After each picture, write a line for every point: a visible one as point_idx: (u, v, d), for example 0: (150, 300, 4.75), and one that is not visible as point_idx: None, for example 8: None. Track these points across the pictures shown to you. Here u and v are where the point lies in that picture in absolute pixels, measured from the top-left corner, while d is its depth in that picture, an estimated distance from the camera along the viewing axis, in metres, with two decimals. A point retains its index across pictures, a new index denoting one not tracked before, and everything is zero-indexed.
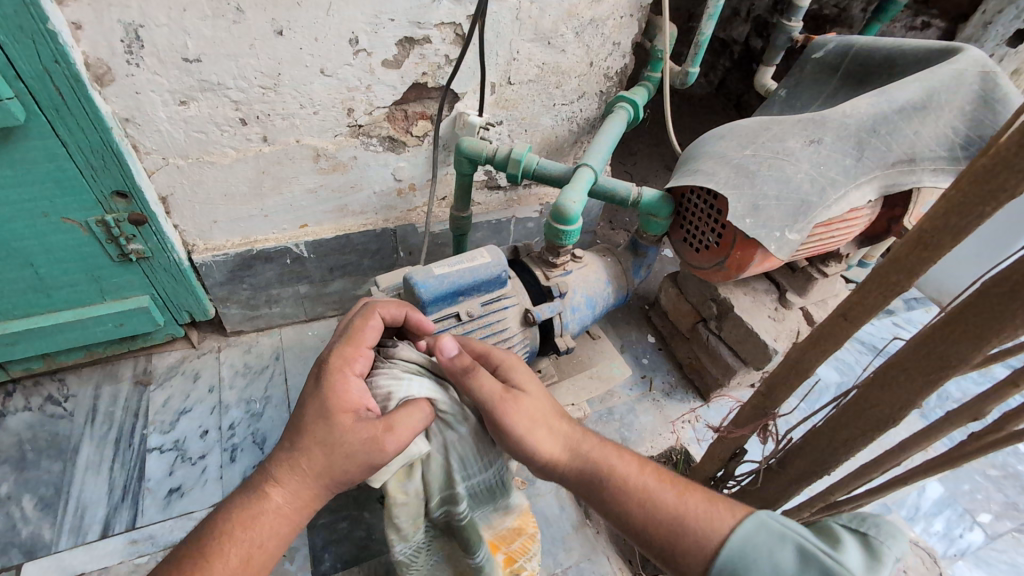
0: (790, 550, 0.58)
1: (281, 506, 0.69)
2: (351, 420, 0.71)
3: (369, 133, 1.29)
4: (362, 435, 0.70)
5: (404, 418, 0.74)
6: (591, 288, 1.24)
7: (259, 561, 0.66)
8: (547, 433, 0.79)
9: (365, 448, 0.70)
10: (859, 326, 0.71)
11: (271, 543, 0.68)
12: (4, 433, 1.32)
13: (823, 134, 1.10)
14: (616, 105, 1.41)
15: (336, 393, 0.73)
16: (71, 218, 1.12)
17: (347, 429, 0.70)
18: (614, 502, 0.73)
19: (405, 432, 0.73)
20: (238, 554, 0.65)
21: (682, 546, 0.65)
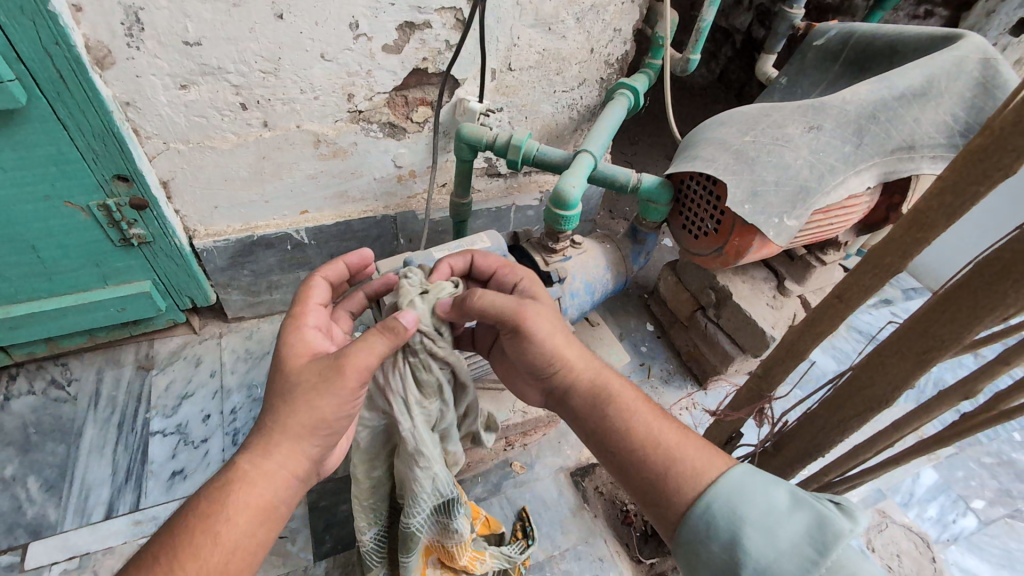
0: (782, 493, 0.63)
1: (247, 473, 0.68)
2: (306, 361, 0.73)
3: (369, 119, 1.29)
4: (317, 370, 0.70)
5: (360, 348, 0.70)
6: (590, 274, 1.25)
7: (225, 532, 0.64)
8: (563, 343, 0.82)
9: (322, 379, 0.70)
10: (855, 307, 0.71)
11: (243, 515, 0.66)
12: (8, 416, 1.34)
13: (823, 120, 1.10)
14: (616, 92, 1.41)
15: (291, 345, 0.75)
16: (73, 202, 1.12)
17: (301, 369, 0.72)
18: (615, 426, 0.76)
19: (361, 364, 0.70)
20: (205, 525, 0.64)
21: (679, 478, 0.68)
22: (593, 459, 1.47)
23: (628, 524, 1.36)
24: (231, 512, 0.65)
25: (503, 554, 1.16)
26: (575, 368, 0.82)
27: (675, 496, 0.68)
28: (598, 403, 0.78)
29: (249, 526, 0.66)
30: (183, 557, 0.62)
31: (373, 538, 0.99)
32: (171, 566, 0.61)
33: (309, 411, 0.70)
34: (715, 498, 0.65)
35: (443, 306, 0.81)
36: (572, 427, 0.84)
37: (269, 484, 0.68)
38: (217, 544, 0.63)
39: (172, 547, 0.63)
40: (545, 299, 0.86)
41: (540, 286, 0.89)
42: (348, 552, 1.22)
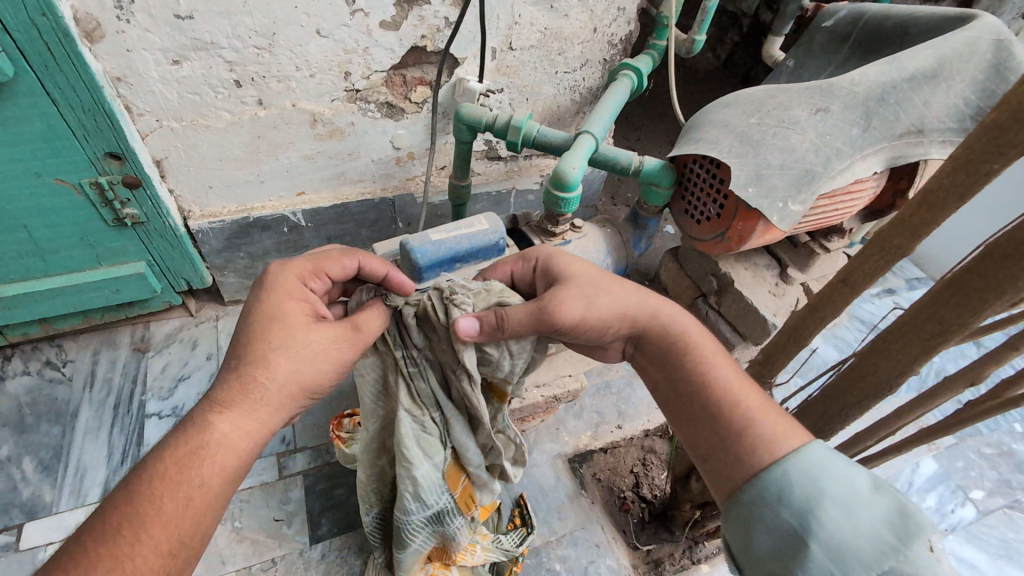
0: (865, 476, 0.60)
1: (223, 436, 0.65)
2: (310, 324, 0.72)
3: (366, 98, 1.26)
4: (327, 336, 0.72)
5: (366, 319, 0.76)
6: (590, 258, 1.21)
7: (198, 496, 0.63)
8: (611, 306, 0.81)
9: (333, 346, 0.72)
10: (860, 292, 0.70)
11: (215, 481, 0.65)
12: (3, 396, 1.33)
13: (830, 102, 1.08)
14: (619, 73, 1.38)
15: (289, 303, 0.73)
16: (64, 180, 1.10)
17: (310, 330, 0.72)
18: (689, 386, 0.74)
19: (369, 331, 0.76)
20: (173, 494, 0.62)
21: (752, 440, 0.66)
22: (591, 446, 1.47)
23: (625, 511, 1.36)
24: (204, 480, 0.64)
25: (499, 546, 1.13)
26: (644, 322, 0.82)
27: (746, 459, 0.65)
28: (673, 361, 0.78)
29: (221, 489, 0.65)
30: (150, 526, 0.60)
31: (372, 519, 1.05)
32: (138, 529, 0.60)
33: (310, 374, 0.71)
34: (793, 465, 0.62)
35: (468, 331, 0.74)
36: (644, 382, 0.84)
37: (243, 448, 0.67)
38: (187, 512, 0.62)
39: (137, 513, 0.60)
40: (579, 271, 0.83)
41: (575, 258, 0.87)
42: (345, 536, 1.22)
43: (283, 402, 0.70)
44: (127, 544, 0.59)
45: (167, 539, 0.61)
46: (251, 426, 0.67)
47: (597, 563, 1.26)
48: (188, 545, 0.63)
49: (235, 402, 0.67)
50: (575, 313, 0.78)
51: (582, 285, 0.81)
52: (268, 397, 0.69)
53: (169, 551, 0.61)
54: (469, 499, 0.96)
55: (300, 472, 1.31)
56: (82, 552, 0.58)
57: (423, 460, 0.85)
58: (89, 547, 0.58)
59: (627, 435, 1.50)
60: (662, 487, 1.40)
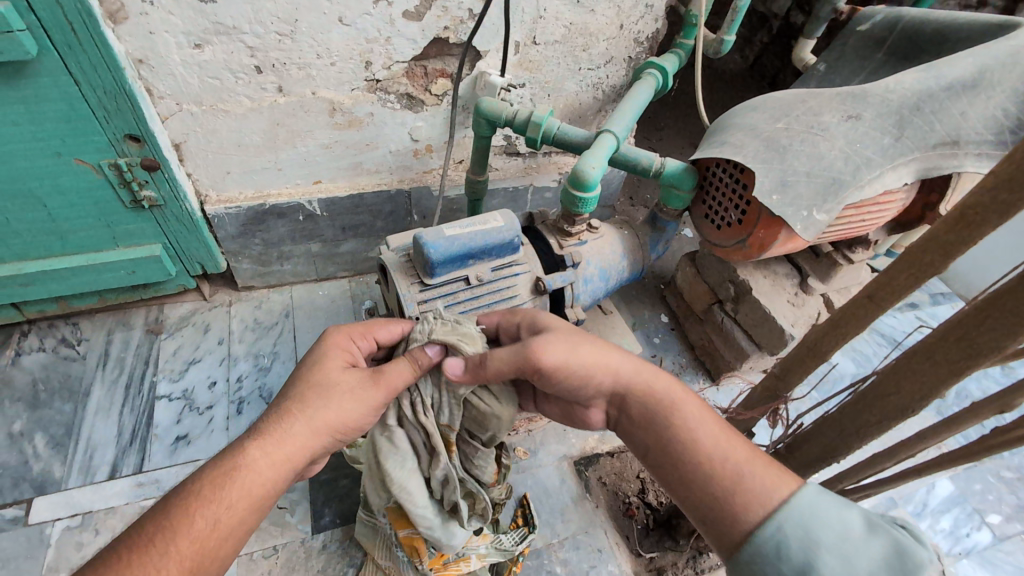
0: (857, 515, 0.59)
1: (253, 459, 0.68)
2: (343, 369, 0.78)
3: (387, 89, 1.25)
4: (355, 376, 0.77)
5: (394, 370, 0.79)
6: (606, 260, 1.18)
7: (225, 518, 0.65)
8: (590, 362, 0.78)
9: (361, 386, 0.76)
10: (886, 308, 0.67)
11: (243, 503, 0.66)
12: (18, 371, 1.35)
13: (862, 110, 1.04)
14: (644, 71, 1.34)
15: (333, 351, 0.80)
16: (83, 160, 1.11)
17: (340, 372, 0.77)
18: (673, 442, 0.71)
19: (395, 378, 0.78)
20: (204, 512, 0.64)
21: (745, 496, 0.64)
22: (598, 450, 1.45)
23: (630, 517, 1.34)
24: (232, 500, 0.65)
25: (498, 548, 1.12)
26: (627, 375, 0.78)
27: (740, 519, 0.63)
28: (655, 415, 0.74)
29: (247, 515, 0.66)
30: (177, 542, 0.61)
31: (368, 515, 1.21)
32: (167, 543, 0.61)
33: (339, 411, 0.74)
34: (786, 518, 0.60)
35: (451, 373, 0.80)
36: (626, 439, 0.80)
37: (275, 476, 0.69)
38: (214, 533, 0.64)
39: (167, 528, 0.62)
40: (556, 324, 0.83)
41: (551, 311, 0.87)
42: (347, 527, 1.22)
43: (315, 435, 0.73)
44: (154, 554, 0.60)
45: (191, 557, 0.62)
46: (284, 453, 0.70)
47: (598, 568, 1.25)
48: (208, 567, 0.63)
49: (271, 428, 0.71)
50: (559, 354, 0.77)
51: (565, 335, 0.80)
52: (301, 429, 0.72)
53: (189, 570, 0.61)
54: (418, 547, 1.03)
55: None
56: (112, 561, 0.59)
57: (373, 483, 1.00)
58: (119, 557, 0.59)
59: None
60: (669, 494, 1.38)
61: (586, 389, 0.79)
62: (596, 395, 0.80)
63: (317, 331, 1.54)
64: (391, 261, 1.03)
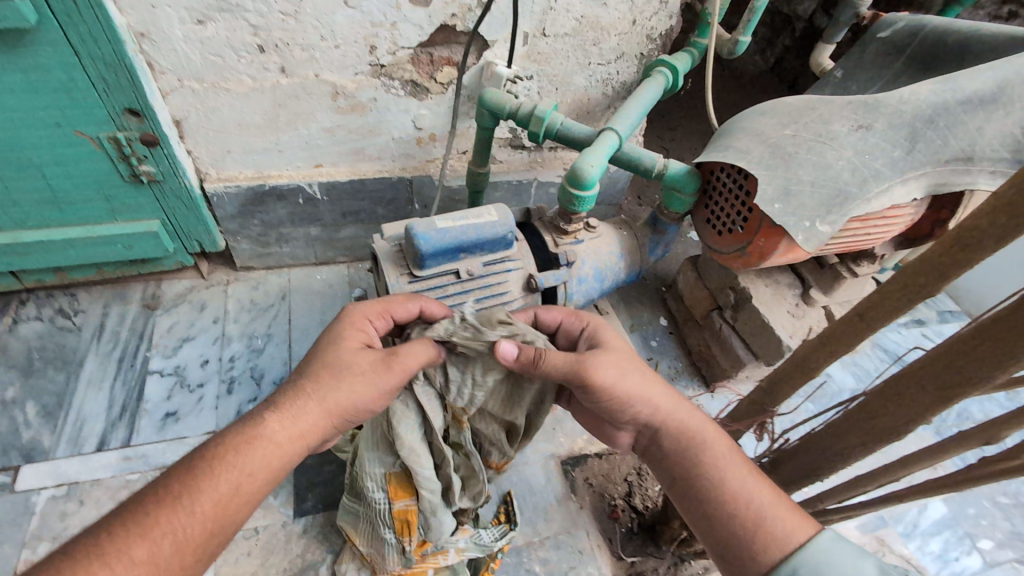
0: (871, 564, 0.60)
1: (275, 431, 0.69)
2: (355, 350, 0.77)
3: (391, 74, 1.23)
4: (367, 359, 0.75)
5: (410, 352, 0.77)
6: (602, 261, 1.16)
7: (246, 484, 0.66)
8: (638, 386, 0.78)
9: (373, 370, 0.75)
10: (876, 329, 0.65)
11: (261, 475, 0.67)
12: (15, 339, 1.36)
13: (874, 120, 1.01)
14: (654, 69, 1.31)
15: (351, 328, 0.80)
16: (83, 132, 1.10)
17: (353, 352, 0.76)
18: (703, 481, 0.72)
19: (409, 359, 0.77)
20: (228, 474, 0.65)
21: (765, 536, 0.65)
22: (586, 450, 1.44)
23: (614, 519, 1.33)
24: (255, 467, 0.67)
25: (477, 543, 1.10)
26: (667, 409, 0.79)
27: (757, 558, 0.64)
28: (688, 454, 0.75)
29: (267, 484, 0.68)
30: (204, 502, 0.63)
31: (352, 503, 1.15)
32: (188, 503, 0.62)
33: (348, 393, 0.73)
34: (803, 561, 0.62)
35: (506, 357, 0.79)
36: (657, 474, 0.80)
37: (295, 449, 0.71)
38: (237, 496, 0.65)
39: (196, 485, 0.63)
40: (614, 342, 0.82)
41: (611, 327, 0.86)
42: (328, 513, 1.22)
43: (331, 416, 0.73)
44: (177, 512, 0.61)
45: (216, 518, 0.63)
46: (301, 428, 0.71)
47: (577, 569, 1.24)
48: (228, 530, 0.65)
49: (291, 402, 0.72)
50: (609, 380, 0.77)
51: (618, 354, 0.80)
52: (317, 405, 0.72)
53: (212, 531, 0.63)
54: (410, 523, 0.99)
55: None
56: (140, 514, 0.61)
57: (377, 449, 0.97)
58: (149, 508, 0.61)
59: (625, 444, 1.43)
60: (655, 499, 1.37)
61: (624, 415, 0.79)
62: (633, 423, 0.80)
63: (312, 315, 1.54)
64: (382, 250, 1.02)
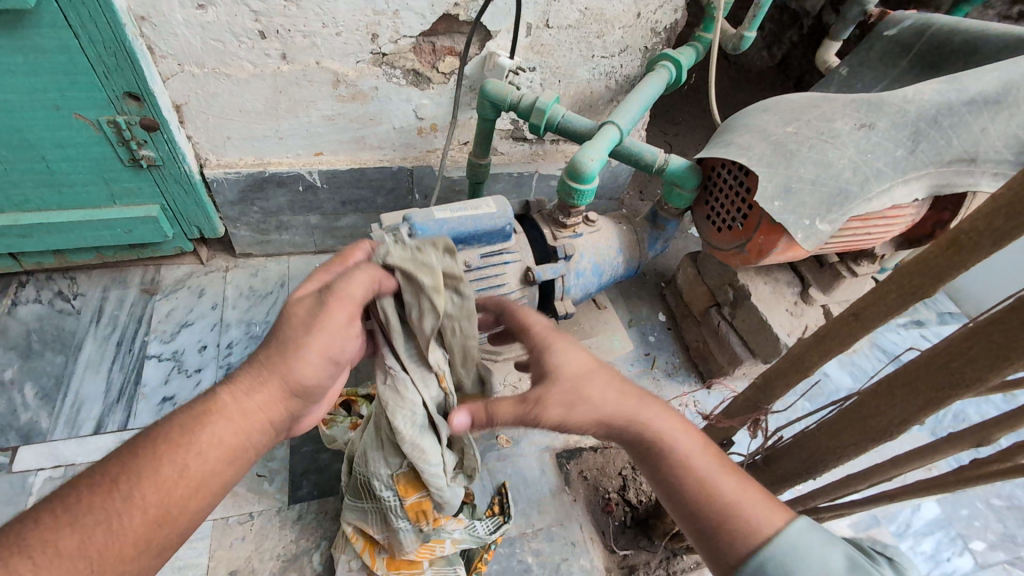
0: (840, 554, 0.58)
1: (227, 407, 0.68)
2: (301, 297, 0.73)
3: (392, 63, 1.23)
4: (308, 301, 0.72)
5: (353, 280, 0.73)
6: (600, 255, 1.16)
7: (195, 464, 0.63)
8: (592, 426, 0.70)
9: (314, 315, 0.71)
10: (871, 329, 0.64)
11: (215, 452, 0.65)
12: (14, 321, 1.36)
13: (877, 119, 1.00)
14: (658, 63, 1.30)
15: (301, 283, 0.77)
16: (82, 115, 1.10)
17: (297, 302, 0.73)
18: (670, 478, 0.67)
19: (348, 285, 0.72)
20: (172, 454, 0.62)
21: (733, 526, 0.61)
22: (581, 443, 1.44)
23: (607, 513, 1.35)
24: (201, 447, 0.64)
25: (472, 534, 1.12)
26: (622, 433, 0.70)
27: (729, 551, 0.61)
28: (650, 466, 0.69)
29: (220, 467, 0.65)
30: (143, 487, 0.60)
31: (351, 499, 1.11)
32: (129, 487, 0.60)
33: (298, 359, 0.70)
34: (772, 556, 0.59)
35: (458, 431, 0.74)
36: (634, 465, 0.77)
37: (248, 427, 0.68)
38: (182, 481, 0.62)
39: (135, 471, 0.61)
40: (562, 377, 0.71)
41: (560, 349, 0.73)
42: (323, 500, 1.23)
43: (285, 391, 0.71)
44: (116, 497, 0.59)
45: (156, 505, 0.60)
46: (253, 405, 0.69)
47: (570, 561, 1.25)
48: (176, 519, 0.62)
49: (242, 378, 0.70)
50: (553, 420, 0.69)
51: (564, 397, 0.69)
52: (269, 378, 0.70)
53: (154, 519, 0.60)
54: (425, 511, 0.99)
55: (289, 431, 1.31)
56: (72, 502, 0.58)
57: (382, 449, 0.94)
58: (82, 495, 0.58)
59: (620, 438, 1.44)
60: (649, 493, 1.38)
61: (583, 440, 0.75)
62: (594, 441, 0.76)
63: None
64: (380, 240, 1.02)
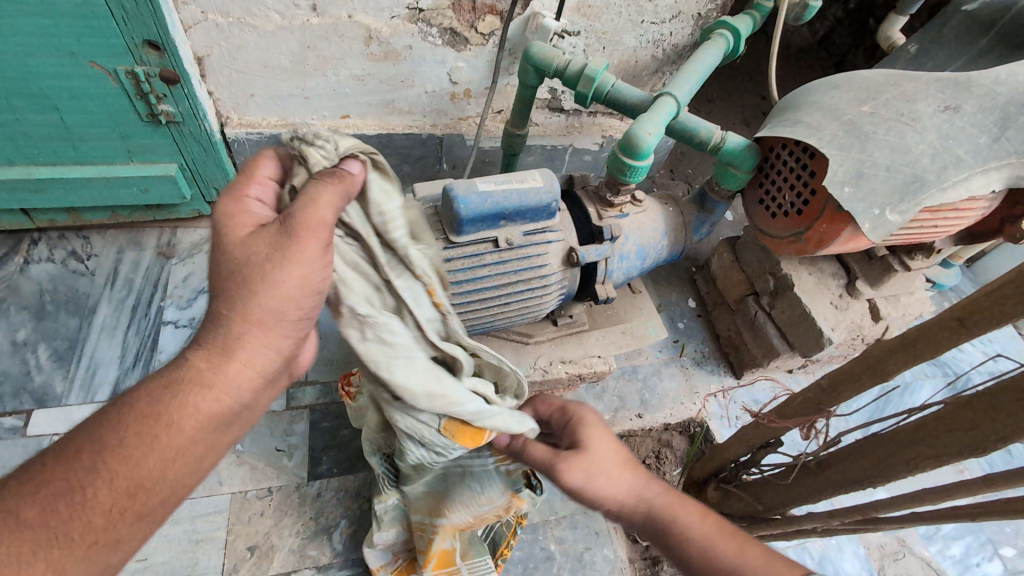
0: None
1: (209, 373, 0.56)
2: (250, 234, 0.59)
3: (429, 20, 1.13)
4: (264, 236, 0.58)
5: (320, 200, 0.59)
6: (645, 238, 1.09)
7: (168, 433, 0.54)
8: (606, 487, 0.73)
9: (273, 254, 0.57)
10: (977, 335, 0.58)
11: (194, 422, 0.55)
12: (26, 280, 1.31)
13: (963, 101, 0.92)
14: (714, 31, 1.20)
15: (226, 218, 0.60)
16: (99, 64, 1.03)
17: (245, 241, 0.58)
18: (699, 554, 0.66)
19: (320, 205, 0.58)
20: (140, 423, 0.53)
21: None
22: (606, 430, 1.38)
23: None
24: (177, 419, 0.54)
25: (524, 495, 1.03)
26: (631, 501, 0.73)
27: None
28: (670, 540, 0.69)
29: (199, 438, 0.56)
30: (112, 458, 0.51)
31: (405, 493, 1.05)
32: (94, 464, 0.51)
33: (276, 298, 0.57)
34: None
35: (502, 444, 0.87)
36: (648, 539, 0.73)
37: (231, 392, 0.57)
38: (158, 448, 0.53)
39: (102, 445, 0.52)
40: (595, 446, 0.76)
41: (600, 428, 0.79)
42: (344, 478, 1.19)
43: (275, 336, 0.59)
44: (79, 475, 0.51)
45: (129, 473, 0.52)
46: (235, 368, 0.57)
47: (593, 550, 1.21)
48: (156, 484, 0.54)
49: (216, 338, 0.57)
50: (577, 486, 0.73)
51: (592, 461, 0.74)
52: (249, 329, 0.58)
53: (129, 488, 0.52)
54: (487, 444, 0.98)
55: (308, 406, 1.27)
56: (31, 474, 0.50)
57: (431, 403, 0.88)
58: (50, 466, 0.50)
59: (647, 425, 1.39)
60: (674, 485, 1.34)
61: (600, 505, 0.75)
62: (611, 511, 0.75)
63: None
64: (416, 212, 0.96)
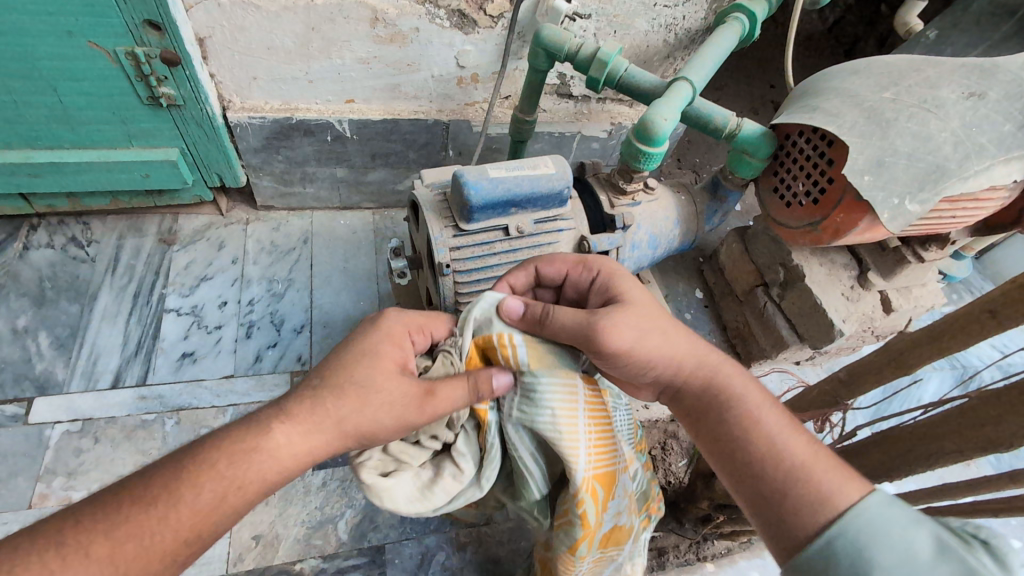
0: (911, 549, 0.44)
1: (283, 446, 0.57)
2: (396, 373, 0.64)
3: (436, 1, 1.10)
4: (400, 389, 0.62)
5: (448, 391, 0.64)
6: (658, 226, 1.07)
7: (235, 495, 0.55)
8: (660, 345, 0.65)
9: (401, 403, 0.62)
10: (1009, 327, 0.56)
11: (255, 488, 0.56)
12: (26, 266, 1.29)
13: (988, 88, 0.89)
14: (728, 15, 1.17)
15: (388, 346, 0.66)
16: (98, 44, 1.00)
17: (388, 382, 0.63)
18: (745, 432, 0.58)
19: (449, 401, 0.64)
20: (216, 481, 0.54)
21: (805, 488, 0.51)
22: None
23: None
24: (247, 482, 0.55)
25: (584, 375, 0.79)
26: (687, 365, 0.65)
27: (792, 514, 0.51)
28: (715, 403, 0.62)
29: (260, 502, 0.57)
30: (179, 507, 0.53)
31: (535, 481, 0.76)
32: (167, 510, 0.52)
33: (371, 420, 0.61)
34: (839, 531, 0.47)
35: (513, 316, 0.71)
36: (690, 422, 0.65)
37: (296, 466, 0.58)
38: (222, 505, 0.54)
39: (183, 492, 0.53)
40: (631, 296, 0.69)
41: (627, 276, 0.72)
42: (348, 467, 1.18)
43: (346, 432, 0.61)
44: (151, 520, 0.51)
45: (192, 528, 0.53)
46: (313, 444, 0.58)
47: None
48: (209, 539, 0.55)
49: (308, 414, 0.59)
50: (628, 342, 0.64)
51: (639, 313, 0.66)
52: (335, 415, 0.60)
53: (184, 542, 0.53)
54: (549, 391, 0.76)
55: None
56: (100, 510, 0.51)
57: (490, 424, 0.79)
58: (119, 503, 0.52)
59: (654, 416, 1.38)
60: (678, 476, 1.33)
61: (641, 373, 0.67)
62: (649, 378, 0.67)
63: (334, 261, 1.46)
64: (424, 197, 0.94)
